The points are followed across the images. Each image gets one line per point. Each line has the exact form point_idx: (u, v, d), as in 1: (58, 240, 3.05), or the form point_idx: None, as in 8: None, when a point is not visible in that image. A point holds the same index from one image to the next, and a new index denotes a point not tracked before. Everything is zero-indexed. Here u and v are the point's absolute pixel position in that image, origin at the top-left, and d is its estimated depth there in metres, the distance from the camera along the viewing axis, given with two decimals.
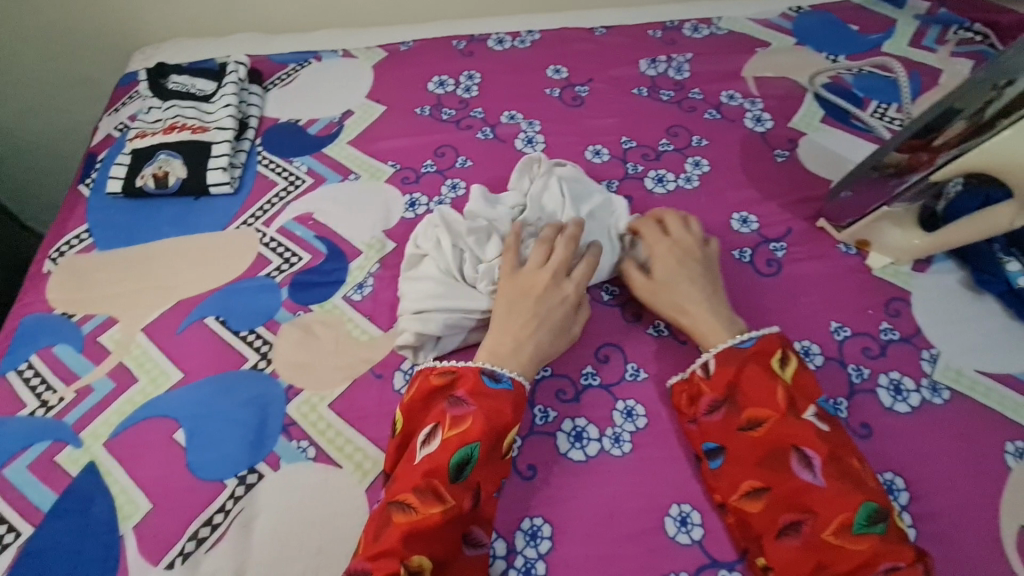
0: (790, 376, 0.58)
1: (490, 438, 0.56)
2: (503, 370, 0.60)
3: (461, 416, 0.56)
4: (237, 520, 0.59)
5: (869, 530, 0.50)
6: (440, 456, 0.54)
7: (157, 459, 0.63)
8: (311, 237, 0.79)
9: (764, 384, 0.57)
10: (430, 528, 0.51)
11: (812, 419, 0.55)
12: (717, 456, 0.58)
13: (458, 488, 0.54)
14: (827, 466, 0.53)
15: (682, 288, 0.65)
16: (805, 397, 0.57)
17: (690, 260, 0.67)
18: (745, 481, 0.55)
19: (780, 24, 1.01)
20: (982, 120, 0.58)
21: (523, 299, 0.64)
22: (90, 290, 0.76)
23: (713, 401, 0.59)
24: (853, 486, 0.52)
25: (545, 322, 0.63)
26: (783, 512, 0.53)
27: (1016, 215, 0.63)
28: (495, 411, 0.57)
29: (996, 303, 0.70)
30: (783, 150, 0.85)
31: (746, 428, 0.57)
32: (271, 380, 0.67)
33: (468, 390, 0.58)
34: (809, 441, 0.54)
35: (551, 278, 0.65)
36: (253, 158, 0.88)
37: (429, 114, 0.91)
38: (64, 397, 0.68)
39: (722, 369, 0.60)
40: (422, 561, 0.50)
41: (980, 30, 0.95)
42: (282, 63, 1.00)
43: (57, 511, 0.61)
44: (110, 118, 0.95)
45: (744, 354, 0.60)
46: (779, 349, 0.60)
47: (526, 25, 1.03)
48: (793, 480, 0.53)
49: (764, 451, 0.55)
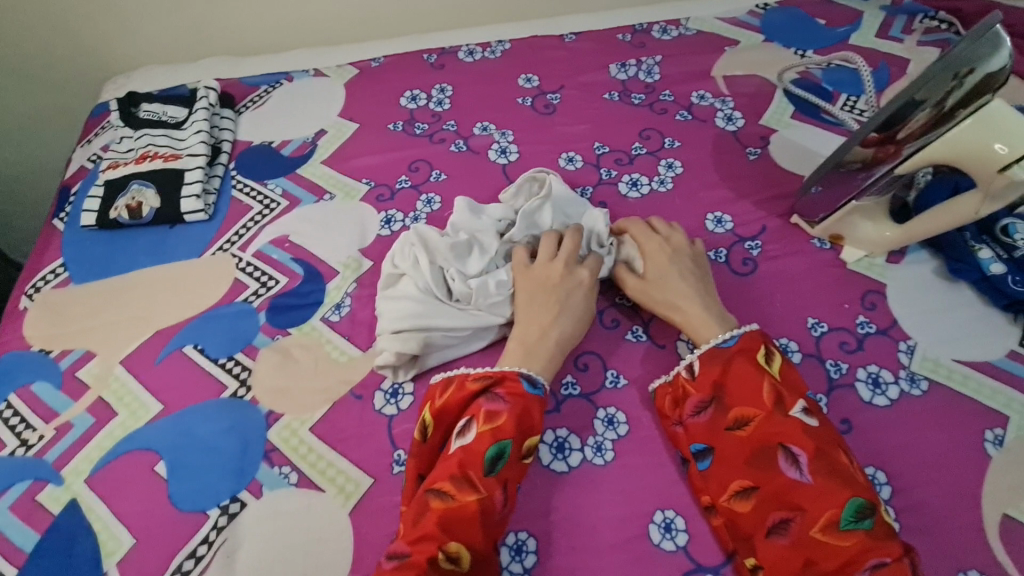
0: (778, 371, 0.58)
1: (523, 435, 0.57)
2: (539, 377, 0.61)
3: (497, 411, 0.57)
4: (221, 551, 0.59)
5: (855, 526, 0.49)
6: (477, 448, 0.55)
7: (139, 493, 0.63)
8: (287, 260, 0.79)
9: (752, 381, 0.57)
10: (468, 517, 0.52)
11: (800, 416, 0.55)
12: (705, 457, 0.57)
13: (491, 481, 0.54)
14: (813, 463, 0.52)
15: (675, 283, 0.66)
16: (793, 392, 0.57)
17: (681, 255, 0.69)
18: (733, 481, 0.55)
19: (748, 22, 1.01)
20: (943, 109, 0.59)
21: (542, 291, 0.66)
22: (67, 325, 0.76)
23: (700, 401, 0.59)
24: (840, 483, 0.51)
25: (566, 308, 0.65)
26: (771, 511, 0.52)
27: (980, 205, 0.63)
28: (528, 409, 0.58)
29: (971, 291, 0.70)
30: (755, 148, 0.85)
31: (733, 427, 0.56)
32: (251, 407, 0.67)
33: (505, 386, 0.59)
34: (796, 438, 0.53)
35: (564, 267, 0.67)
36: (227, 183, 0.88)
37: (402, 130, 0.91)
38: (44, 434, 0.68)
39: (707, 369, 0.60)
40: (459, 548, 0.51)
41: (945, 19, 0.96)
42: (253, 85, 1.00)
43: (40, 551, 0.60)
44: (83, 149, 0.95)
45: (728, 352, 0.60)
46: (762, 345, 0.60)
47: (496, 36, 1.03)
48: (780, 477, 0.53)
49: (752, 449, 0.55)
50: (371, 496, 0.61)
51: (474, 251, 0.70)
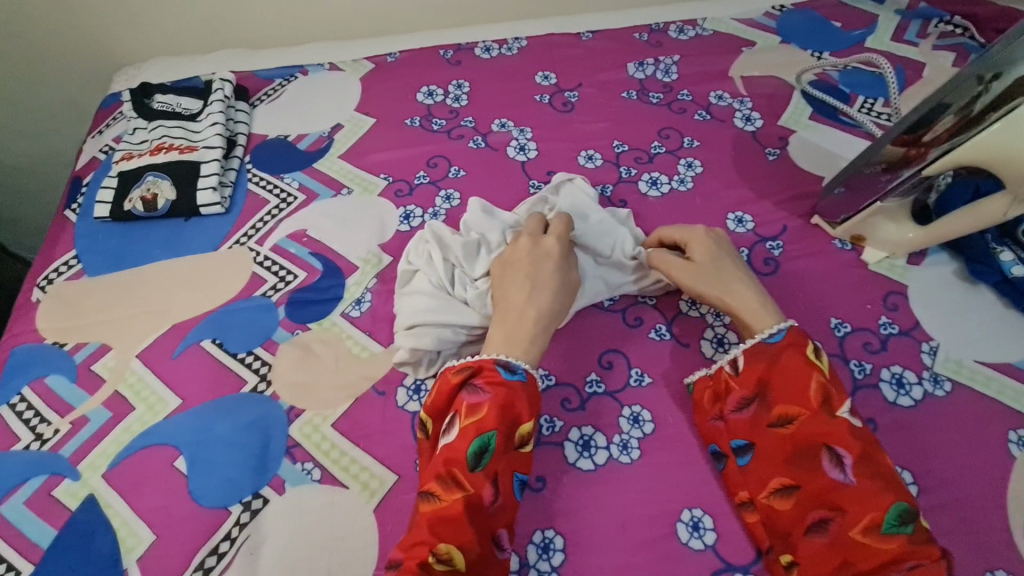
0: (827, 369, 0.57)
1: (506, 425, 0.55)
2: (517, 361, 0.59)
3: (478, 403, 0.56)
4: (244, 548, 0.58)
5: (898, 530, 0.49)
6: (459, 445, 0.54)
7: (158, 489, 0.62)
8: (305, 254, 0.78)
9: (799, 378, 0.56)
10: (456, 516, 0.51)
11: (847, 416, 0.54)
12: (745, 453, 0.58)
13: (477, 477, 0.53)
14: (858, 465, 0.52)
15: (723, 269, 0.66)
16: (839, 391, 0.56)
17: (725, 244, 0.69)
18: (774, 478, 0.55)
19: (764, 23, 1.01)
20: (970, 114, 0.59)
21: (510, 268, 0.65)
22: (81, 318, 0.74)
23: (742, 398, 0.59)
24: (885, 486, 0.51)
25: (539, 284, 0.64)
26: (812, 509, 0.53)
27: (1009, 206, 0.63)
28: (510, 398, 0.56)
29: (991, 293, 0.70)
30: (774, 149, 0.85)
31: (775, 425, 0.57)
32: (271, 402, 0.66)
33: (483, 376, 0.57)
34: (841, 440, 0.53)
35: (529, 242, 0.67)
36: (243, 176, 0.87)
37: (419, 125, 0.90)
38: (60, 428, 0.67)
39: (751, 366, 0.60)
40: (449, 549, 0.50)
41: (960, 23, 0.97)
42: (267, 78, 0.99)
43: (57, 547, 0.59)
44: (95, 140, 0.94)
45: (774, 348, 0.59)
46: (809, 343, 0.59)
47: (512, 32, 1.02)
48: (822, 477, 0.53)
49: (794, 448, 0.55)
50: (396, 493, 0.60)
51: (483, 251, 0.69)
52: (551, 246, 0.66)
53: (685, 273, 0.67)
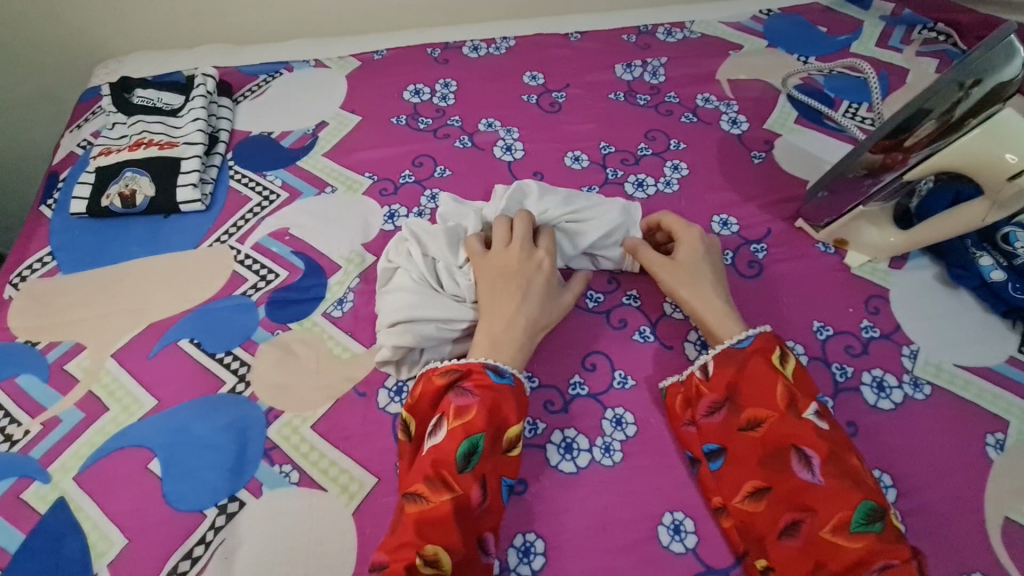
0: (791, 373, 0.58)
1: (494, 428, 0.55)
2: (505, 365, 0.59)
3: (465, 406, 0.55)
4: (218, 552, 0.57)
5: (866, 529, 0.49)
6: (448, 446, 0.53)
7: (132, 492, 0.60)
8: (287, 253, 0.77)
9: (767, 381, 0.57)
10: (443, 517, 0.50)
11: (813, 418, 0.55)
12: (717, 457, 0.57)
13: (466, 477, 0.52)
14: (826, 466, 0.52)
15: (705, 271, 0.66)
16: (806, 393, 0.56)
17: (712, 249, 0.68)
18: (747, 482, 0.55)
19: (752, 27, 1.01)
20: (952, 118, 0.60)
21: (502, 277, 0.64)
22: (55, 317, 0.73)
23: (713, 402, 0.59)
24: (852, 485, 0.51)
25: (528, 294, 0.63)
26: (784, 512, 0.52)
27: (987, 211, 0.64)
28: (498, 401, 0.56)
29: (971, 297, 0.71)
30: (760, 152, 0.86)
31: (746, 428, 0.56)
32: (250, 404, 0.65)
33: (472, 379, 0.57)
34: (809, 441, 0.53)
35: (520, 250, 0.65)
36: (225, 173, 0.85)
37: (405, 123, 0.89)
38: (30, 430, 0.65)
39: (721, 370, 0.60)
40: (437, 550, 0.49)
41: (943, 30, 0.97)
42: (251, 74, 0.97)
43: (26, 551, 0.58)
44: (72, 135, 0.92)
45: (743, 353, 0.60)
46: (777, 346, 0.59)
47: (500, 32, 1.02)
48: (792, 478, 0.52)
49: (765, 451, 0.55)
50: (375, 496, 0.59)
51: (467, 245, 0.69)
52: (538, 252, 0.66)
53: (667, 272, 0.67)
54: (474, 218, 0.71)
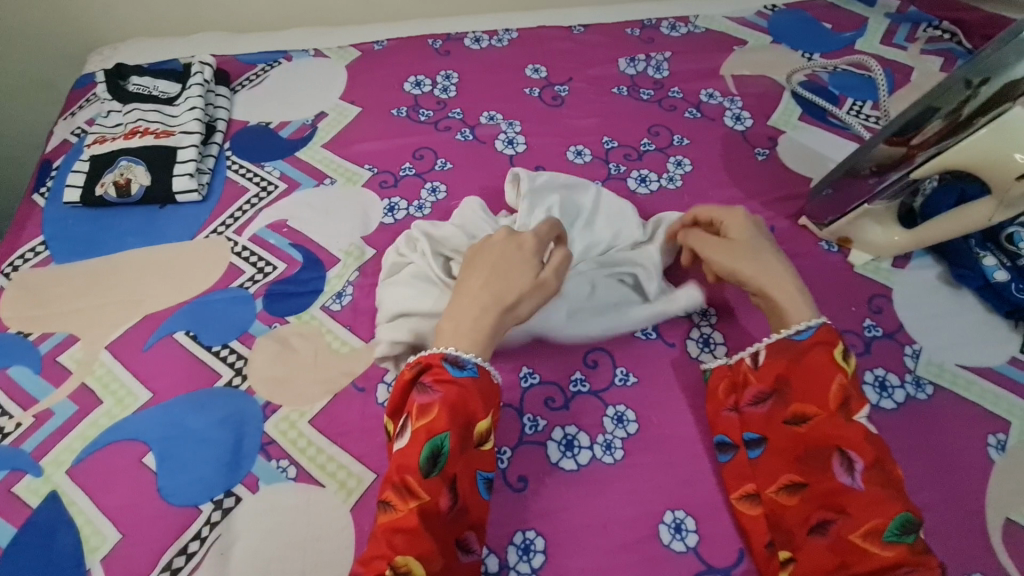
0: (853, 372, 0.55)
1: (459, 426, 0.53)
2: (467, 356, 0.55)
3: (428, 404, 0.53)
4: (214, 548, 0.56)
5: (899, 539, 0.47)
6: (411, 451, 0.51)
7: (126, 486, 0.59)
8: (285, 245, 0.76)
9: (822, 376, 0.55)
10: (411, 526, 0.48)
11: (864, 421, 0.53)
12: (757, 446, 0.57)
13: (432, 482, 0.50)
14: (869, 472, 0.50)
15: (763, 245, 0.63)
16: (860, 396, 0.54)
17: (762, 225, 0.66)
18: (783, 474, 0.54)
19: (756, 22, 1.01)
20: (960, 117, 0.60)
21: (480, 255, 0.61)
22: (47, 308, 0.71)
23: (759, 392, 0.58)
24: (893, 495, 0.49)
25: (504, 274, 0.60)
26: (815, 509, 0.51)
27: (994, 211, 0.63)
28: (462, 397, 0.53)
29: (974, 297, 0.71)
30: (764, 149, 0.85)
31: (791, 422, 0.55)
32: (246, 397, 0.64)
33: (431, 374, 0.54)
34: (855, 444, 0.52)
35: (503, 232, 0.63)
36: (222, 163, 0.84)
37: (406, 115, 0.88)
38: (22, 422, 0.64)
39: (773, 360, 0.58)
40: (408, 561, 0.47)
41: (948, 28, 0.97)
42: (250, 63, 0.96)
43: (17, 545, 0.57)
44: (66, 122, 0.90)
45: (802, 345, 0.57)
46: (839, 342, 0.57)
47: (503, 24, 1.00)
48: (830, 480, 0.51)
49: (806, 447, 0.54)
50: (373, 492, 0.59)
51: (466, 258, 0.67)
52: (523, 235, 0.63)
53: (722, 251, 0.64)
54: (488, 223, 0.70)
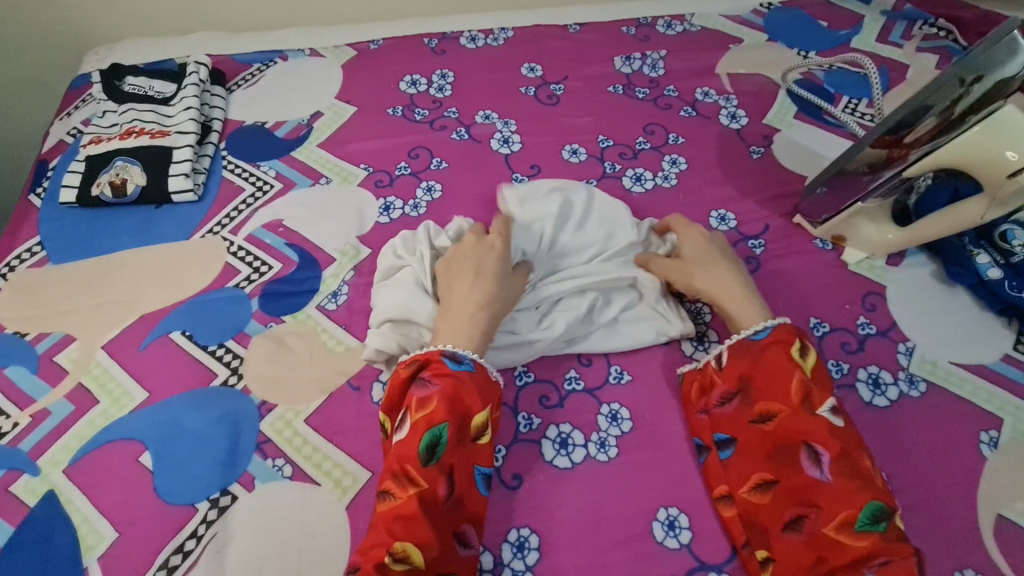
0: (811, 367, 0.56)
1: (457, 418, 0.54)
2: (465, 352, 0.57)
3: (427, 396, 0.54)
4: (210, 547, 0.56)
5: (871, 528, 0.48)
6: (410, 442, 0.52)
7: (122, 485, 0.60)
8: (281, 245, 0.76)
9: (782, 373, 0.55)
10: (411, 514, 0.49)
11: (827, 415, 0.53)
12: (728, 446, 0.57)
13: (430, 471, 0.51)
14: (836, 464, 0.51)
15: (716, 257, 0.67)
16: (822, 389, 0.55)
17: (717, 237, 0.69)
18: (755, 473, 0.54)
19: (752, 20, 1.01)
20: (952, 116, 0.60)
21: (454, 261, 0.64)
22: (44, 308, 0.72)
23: (725, 392, 0.59)
24: (861, 484, 0.50)
25: (481, 274, 0.62)
26: (788, 506, 0.52)
27: (986, 210, 0.63)
28: (458, 390, 0.55)
29: (967, 294, 0.71)
30: (759, 147, 0.85)
31: (757, 421, 0.56)
32: (242, 397, 0.64)
33: (430, 368, 0.56)
34: (820, 437, 0.52)
35: (473, 236, 0.66)
36: (218, 163, 0.84)
37: (402, 114, 0.88)
38: (19, 422, 0.64)
39: (734, 361, 0.59)
40: (407, 547, 0.48)
41: (943, 26, 0.97)
42: (246, 63, 0.96)
43: (14, 544, 0.57)
44: (62, 122, 0.90)
45: (759, 344, 0.58)
46: (797, 339, 0.57)
47: (498, 23, 1.00)
48: (800, 475, 0.52)
49: (774, 444, 0.54)
50: (368, 490, 0.59)
51: None
52: (489, 236, 0.66)
53: (675, 266, 0.67)
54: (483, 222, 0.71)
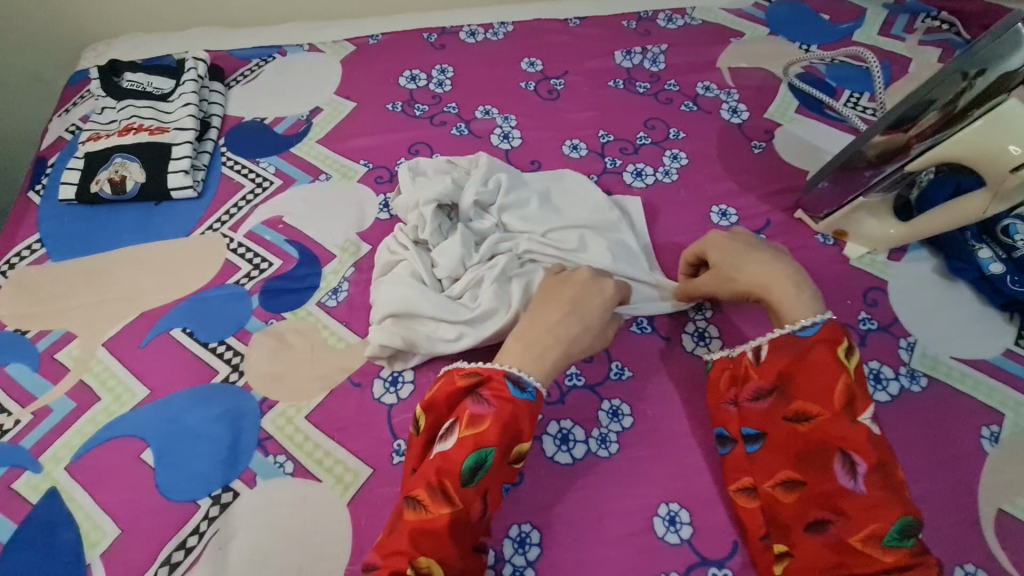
0: (855, 370, 0.54)
1: (507, 443, 0.52)
2: (528, 378, 0.55)
3: (481, 416, 0.52)
4: (213, 542, 0.57)
5: (900, 544, 0.48)
6: (455, 456, 0.51)
7: (125, 482, 0.60)
8: (280, 241, 0.76)
9: (825, 376, 0.53)
10: (439, 529, 0.49)
11: (867, 422, 0.51)
12: (755, 442, 0.55)
13: (469, 492, 0.50)
14: (871, 475, 0.50)
15: (747, 253, 0.62)
16: (865, 395, 0.52)
17: (738, 234, 0.65)
18: (781, 471, 0.53)
19: (754, 14, 1.00)
20: (955, 109, 0.59)
21: (556, 290, 0.62)
22: (44, 305, 0.72)
23: (760, 388, 0.56)
24: (896, 498, 0.49)
25: (575, 310, 0.60)
26: (814, 509, 0.51)
27: (989, 204, 0.64)
28: (515, 416, 0.53)
29: (969, 289, 0.71)
30: (760, 142, 0.85)
31: (792, 419, 0.53)
32: (243, 394, 0.64)
33: (491, 387, 0.54)
34: (859, 446, 0.50)
35: (586, 270, 0.64)
36: (217, 159, 0.84)
37: (401, 110, 0.88)
38: (20, 419, 0.64)
39: (775, 357, 0.56)
40: (430, 563, 0.47)
41: (946, 19, 0.96)
42: (244, 59, 0.95)
43: (18, 541, 0.57)
44: (60, 119, 0.90)
45: (806, 342, 0.55)
46: (843, 339, 0.55)
47: (498, 17, 1.00)
48: (831, 481, 0.51)
49: (808, 446, 0.52)
50: (370, 486, 0.59)
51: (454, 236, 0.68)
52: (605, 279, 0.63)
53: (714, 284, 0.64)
54: (449, 185, 0.69)
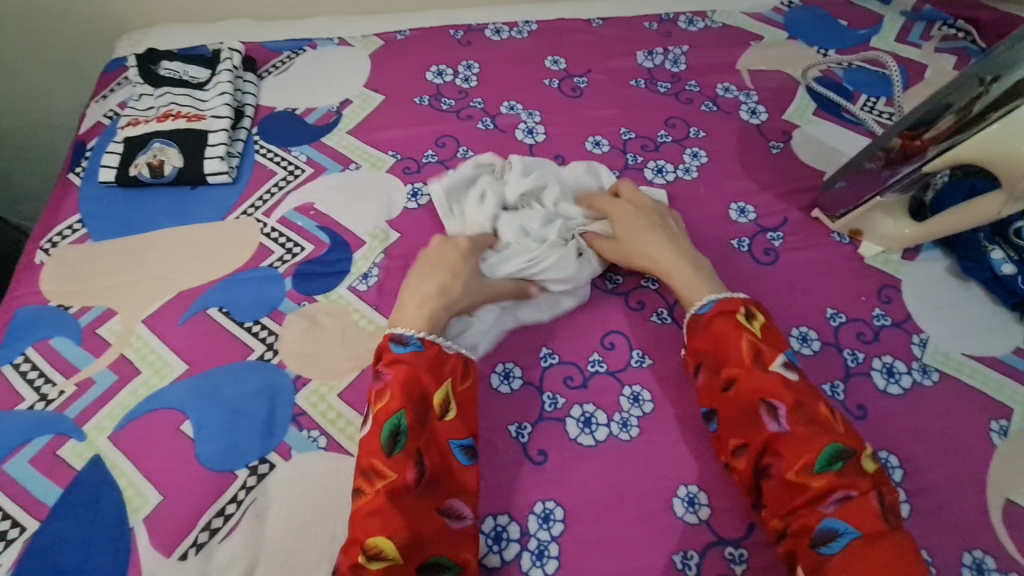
0: (757, 328, 0.58)
1: (413, 404, 0.56)
2: (410, 333, 0.60)
3: (381, 390, 0.57)
4: (249, 511, 0.59)
5: (828, 468, 0.50)
6: (374, 436, 0.54)
7: (165, 451, 0.62)
8: (313, 227, 0.78)
9: (729, 339, 0.58)
10: (380, 507, 0.51)
11: (780, 370, 0.56)
12: (709, 419, 0.58)
13: (396, 460, 0.53)
14: (791, 415, 0.53)
15: (645, 231, 0.69)
16: (771, 345, 0.57)
17: (645, 209, 0.71)
18: (728, 440, 0.56)
19: (773, 18, 1.02)
20: (970, 114, 0.61)
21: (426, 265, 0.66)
22: (86, 282, 0.74)
23: (694, 365, 0.61)
24: (818, 430, 0.52)
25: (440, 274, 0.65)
26: (758, 462, 0.53)
27: (1002, 206, 0.65)
28: (412, 373, 0.57)
29: (981, 289, 0.73)
30: (778, 142, 0.87)
31: (723, 388, 0.57)
32: (278, 371, 0.67)
33: (383, 361, 0.58)
34: (775, 392, 0.54)
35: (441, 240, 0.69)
36: (250, 147, 0.86)
37: (429, 104, 0.90)
38: (65, 390, 0.67)
39: (693, 335, 0.61)
40: (377, 541, 0.49)
41: (963, 27, 0.98)
42: (275, 51, 0.98)
43: (63, 505, 0.60)
44: (98, 105, 0.92)
45: (705, 317, 0.61)
46: (742, 306, 0.60)
47: (522, 15, 1.02)
48: (763, 431, 0.54)
49: (740, 407, 0.55)
50: None
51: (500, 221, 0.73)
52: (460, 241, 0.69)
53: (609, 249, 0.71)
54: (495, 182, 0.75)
